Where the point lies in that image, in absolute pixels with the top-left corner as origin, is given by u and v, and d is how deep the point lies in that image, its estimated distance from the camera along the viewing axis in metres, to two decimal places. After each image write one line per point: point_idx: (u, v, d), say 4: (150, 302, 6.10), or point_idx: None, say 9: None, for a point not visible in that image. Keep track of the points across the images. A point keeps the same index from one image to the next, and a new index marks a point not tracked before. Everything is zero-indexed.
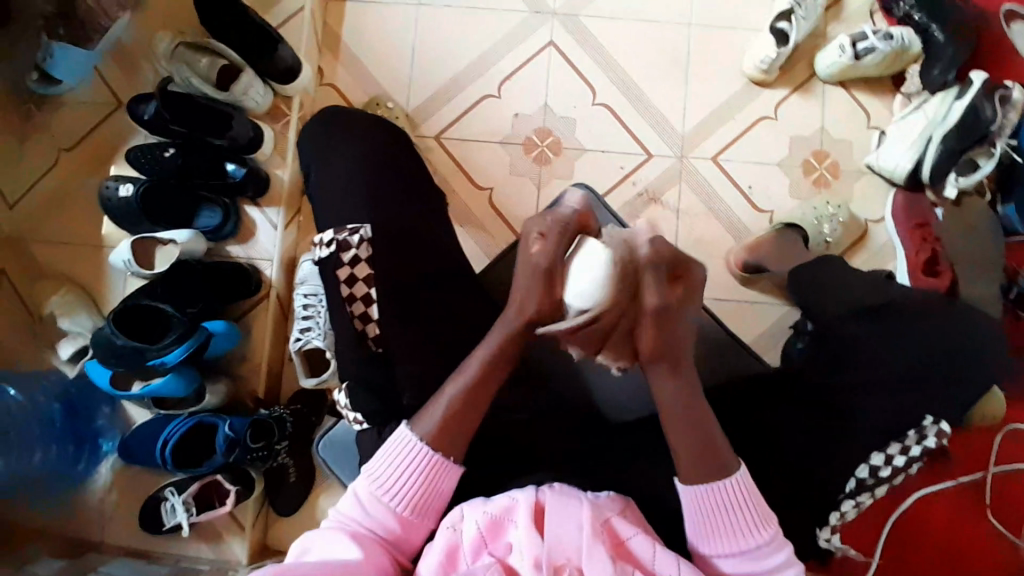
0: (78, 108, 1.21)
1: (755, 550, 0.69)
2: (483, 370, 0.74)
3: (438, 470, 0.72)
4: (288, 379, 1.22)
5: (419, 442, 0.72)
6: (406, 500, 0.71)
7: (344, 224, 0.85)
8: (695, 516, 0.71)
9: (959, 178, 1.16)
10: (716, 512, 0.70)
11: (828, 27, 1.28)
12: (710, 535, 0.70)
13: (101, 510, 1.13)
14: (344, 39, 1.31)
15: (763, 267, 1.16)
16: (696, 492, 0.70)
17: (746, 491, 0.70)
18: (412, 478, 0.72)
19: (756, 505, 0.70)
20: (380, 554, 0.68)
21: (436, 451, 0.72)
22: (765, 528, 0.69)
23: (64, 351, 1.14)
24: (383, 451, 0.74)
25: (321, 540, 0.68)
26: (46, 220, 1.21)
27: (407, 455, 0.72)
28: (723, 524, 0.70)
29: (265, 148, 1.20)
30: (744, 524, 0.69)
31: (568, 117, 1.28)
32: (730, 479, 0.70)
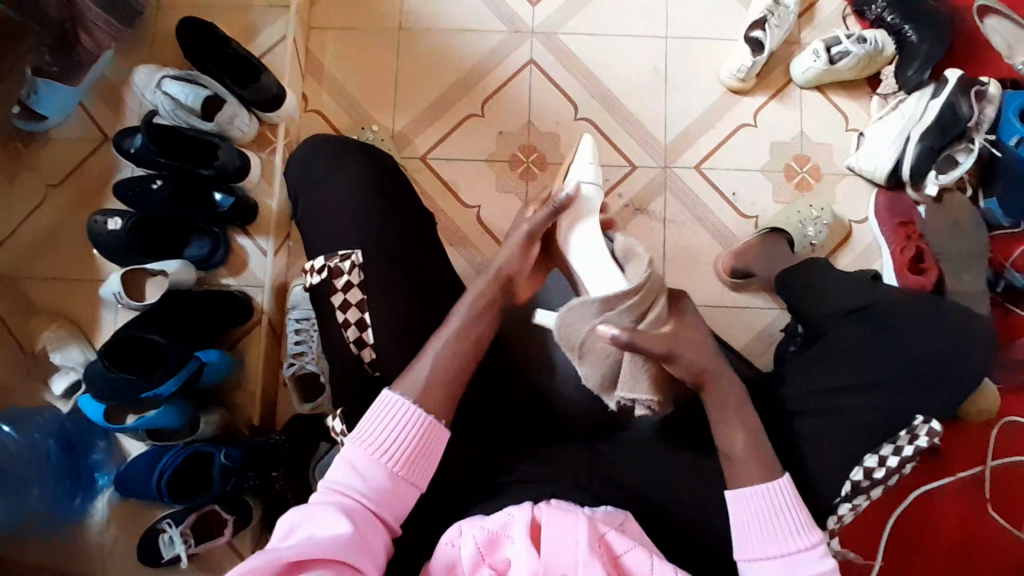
0: (66, 144, 1.24)
1: (803, 553, 0.70)
2: (457, 329, 0.76)
3: (429, 436, 0.71)
4: (283, 404, 1.21)
5: (409, 406, 0.71)
6: (396, 467, 0.69)
7: (336, 250, 0.85)
8: (743, 522, 0.72)
9: (940, 176, 1.18)
10: (765, 515, 0.71)
11: (802, 34, 1.30)
12: (757, 540, 0.71)
13: (97, 548, 1.12)
14: (327, 65, 1.33)
15: (751, 272, 1.18)
16: (745, 494, 0.72)
17: (794, 497, 0.72)
18: (404, 442, 0.70)
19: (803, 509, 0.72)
20: (368, 527, 0.66)
21: (429, 417, 0.71)
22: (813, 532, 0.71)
23: (55, 387, 1.13)
24: (374, 418, 0.71)
25: (311, 515, 0.65)
26: (33, 258, 1.21)
27: (397, 421, 0.70)
28: (773, 529, 0.71)
29: (252, 176, 1.21)
30: (793, 528, 0.70)
31: (551, 133, 1.29)
32: (779, 481, 0.72)
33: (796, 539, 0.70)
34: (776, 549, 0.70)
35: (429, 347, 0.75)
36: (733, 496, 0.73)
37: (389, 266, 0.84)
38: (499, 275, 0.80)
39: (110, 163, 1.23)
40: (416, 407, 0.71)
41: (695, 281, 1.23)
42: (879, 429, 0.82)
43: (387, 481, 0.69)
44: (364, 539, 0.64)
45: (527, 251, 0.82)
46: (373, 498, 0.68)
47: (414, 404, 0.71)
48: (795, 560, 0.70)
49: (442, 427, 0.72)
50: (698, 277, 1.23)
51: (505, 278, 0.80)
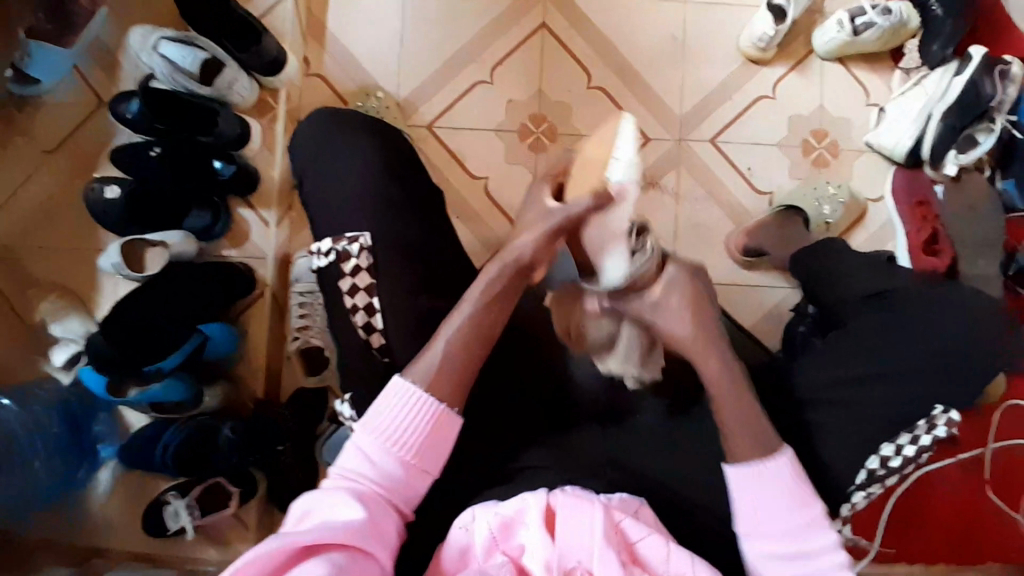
0: (59, 108, 1.19)
1: (806, 529, 0.70)
2: (465, 326, 0.73)
3: (442, 423, 0.70)
4: (288, 378, 1.19)
5: (421, 394, 0.70)
6: (409, 454, 0.69)
7: (343, 233, 0.82)
8: (745, 499, 0.70)
9: (960, 155, 1.15)
10: (768, 494, 0.70)
11: (825, 2, 1.25)
12: (762, 518, 0.70)
13: (102, 517, 1.13)
14: (329, 26, 1.27)
15: (764, 251, 1.16)
16: (747, 472, 0.70)
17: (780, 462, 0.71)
18: (416, 429, 0.69)
19: (803, 482, 0.71)
20: (381, 513, 0.66)
21: (440, 403, 0.70)
22: (814, 506, 0.70)
23: (55, 358, 1.11)
24: (387, 405, 0.70)
25: (324, 501, 0.65)
26: (28, 226, 1.18)
27: (410, 409, 0.69)
28: (775, 507, 0.70)
29: (253, 143, 1.18)
30: (795, 504, 0.70)
31: (562, 102, 1.25)
32: (780, 458, 0.70)
33: (799, 515, 0.70)
34: (781, 526, 0.69)
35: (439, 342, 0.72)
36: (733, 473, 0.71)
37: (399, 245, 0.82)
38: (514, 263, 0.75)
39: (105, 128, 1.20)
40: (425, 393, 0.70)
41: (706, 260, 1.20)
42: (895, 418, 0.81)
43: (399, 468, 0.68)
44: (376, 524, 0.64)
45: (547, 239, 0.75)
46: (385, 484, 0.68)
47: (423, 391, 0.70)
48: (799, 536, 0.70)
49: (454, 413, 0.71)
50: (709, 255, 1.21)
51: (522, 266, 0.75)
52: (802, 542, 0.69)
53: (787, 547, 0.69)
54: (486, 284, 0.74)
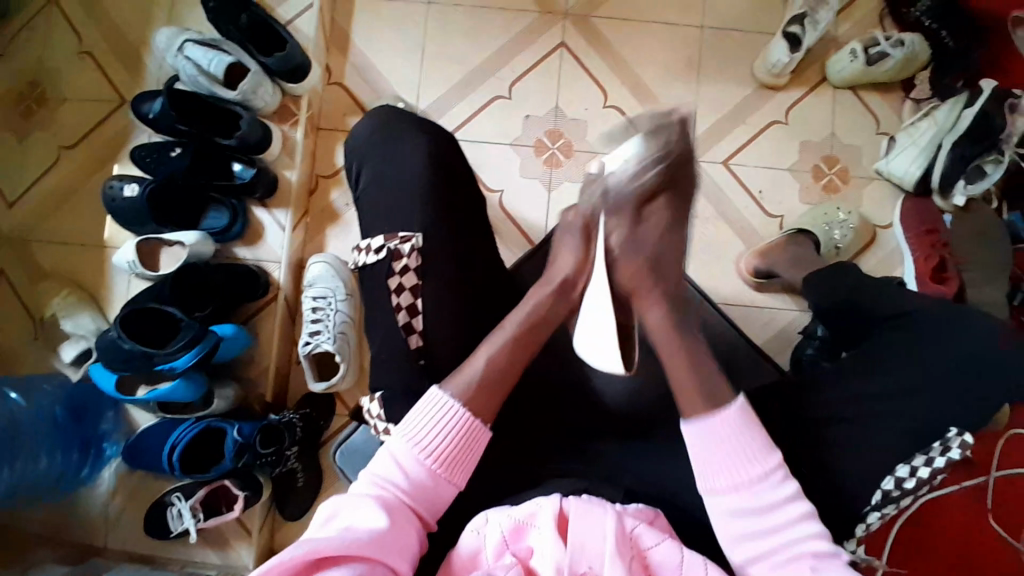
0: (81, 109, 1.23)
1: (764, 479, 0.69)
2: (506, 343, 0.75)
3: (474, 435, 0.71)
4: (296, 381, 1.21)
5: (457, 406, 0.71)
6: (438, 464, 0.69)
7: (395, 231, 0.84)
8: (699, 455, 0.71)
9: (968, 186, 1.17)
10: (720, 448, 0.70)
11: (839, 32, 1.28)
12: (718, 471, 0.70)
13: (105, 516, 1.12)
14: (352, 37, 1.29)
15: (775, 273, 1.17)
16: (695, 430, 0.71)
17: (747, 422, 0.71)
18: (446, 439, 0.70)
19: (754, 432, 0.70)
20: (404, 520, 0.65)
21: (475, 416, 0.71)
22: (772, 457, 0.69)
23: (66, 354, 1.13)
24: (419, 418, 0.70)
25: (348, 507, 0.64)
26: (47, 222, 1.21)
27: (441, 418, 0.70)
28: (733, 457, 0.70)
29: (272, 149, 1.17)
30: (748, 455, 0.70)
31: (578, 119, 1.27)
32: (727, 412, 0.71)
33: (754, 472, 0.69)
34: (740, 477, 0.69)
35: (481, 352, 0.74)
36: (687, 429, 0.72)
37: (421, 252, 0.83)
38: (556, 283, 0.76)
39: (126, 127, 1.22)
40: (463, 409, 0.71)
41: (719, 279, 1.22)
42: (912, 441, 0.81)
43: (428, 477, 0.68)
44: (400, 533, 0.64)
45: (584, 257, 0.75)
46: (412, 494, 0.67)
47: (462, 406, 0.71)
48: (758, 489, 0.69)
49: (487, 431, 0.72)
50: (721, 275, 1.22)
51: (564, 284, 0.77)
52: (762, 493, 0.69)
53: (747, 503, 0.69)
54: (537, 304, 0.76)
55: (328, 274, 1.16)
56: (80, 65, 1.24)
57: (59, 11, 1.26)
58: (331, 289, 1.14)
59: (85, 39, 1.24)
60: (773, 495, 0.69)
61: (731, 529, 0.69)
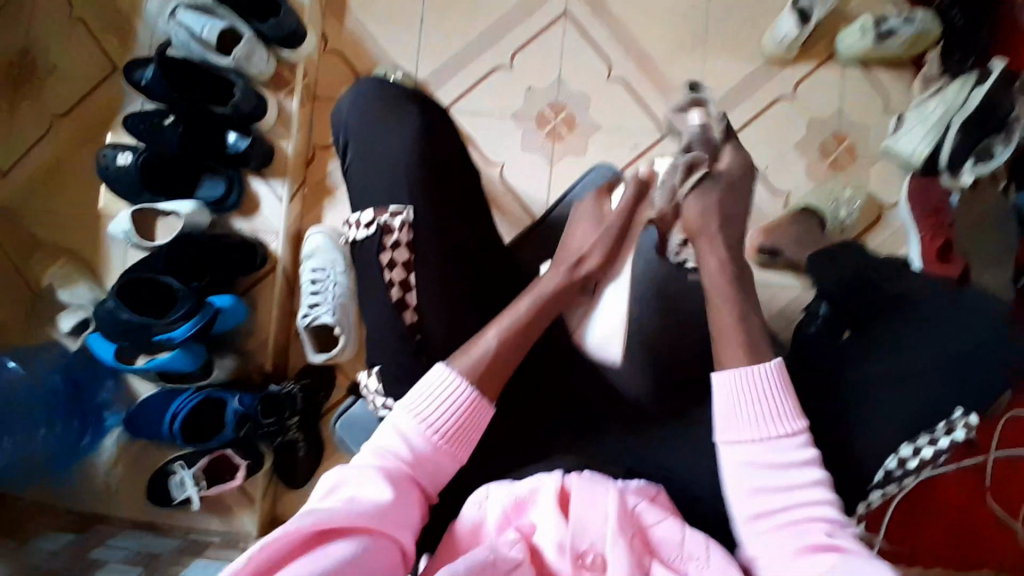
0: (77, 76, 1.20)
1: (787, 437, 0.69)
2: (513, 324, 0.75)
3: (477, 412, 0.71)
4: (296, 353, 1.19)
5: (461, 382, 0.70)
6: (442, 441, 0.68)
7: (386, 205, 0.82)
8: (730, 404, 0.71)
9: (978, 164, 1.13)
10: (753, 400, 0.70)
11: (850, 5, 1.25)
12: (745, 421, 0.69)
13: (105, 486, 1.12)
14: (351, 3, 1.26)
15: (781, 252, 1.13)
16: (735, 374, 0.71)
17: (781, 380, 0.71)
18: (450, 415, 0.69)
19: (790, 391, 0.71)
20: (409, 495, 0.65)
21: (478, 394, 0.71)
22: (798, 419, 0.69)
23: (65, 323, 1.12)
24: (426, 394, 0.70)
25: (353, 478, 0.64)
26: (41, 189, 1.19)
27: (446, 394, 0.70)
28: (761, 414, 0.69)
29: (267, 118, 1.16)
30: (781, 411, 0.69)
31: (581, 92, 1.24)
32: (768, 365, 0.71)
33: (779, 427, 0.69)
34: (767, 430, 0.69)
35: (493, 331, 0.74)
36: (720, 377, 0.72)
37: (422, 225, 0.81)
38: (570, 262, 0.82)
39: (120, 95, 1.20)
40: (469, 386, 0.71)
41: (722, 256, 1.21)
42: (914, 421, 0.81)
43: (431, 451, 0.68)
44: (403, 507, 0.63)
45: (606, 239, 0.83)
46: (416, 469, 0.67)
47: (466, 383, 0.71)
48: (784, 446, 0.68)
49: (489, 408, 0.72)
50: (725, 252, 1.21)
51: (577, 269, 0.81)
52: (783, 450, 0.68)
53: (766, 457, 0.68)
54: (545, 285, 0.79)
55: (327, 247, 1.15)
56: (71, 31, 1.21)
57: None
58: (330, 262, 1.13)
59: (77, 4, 1.21)
60: (793, 457, 0.68)
61: (745, 472, 0.68)
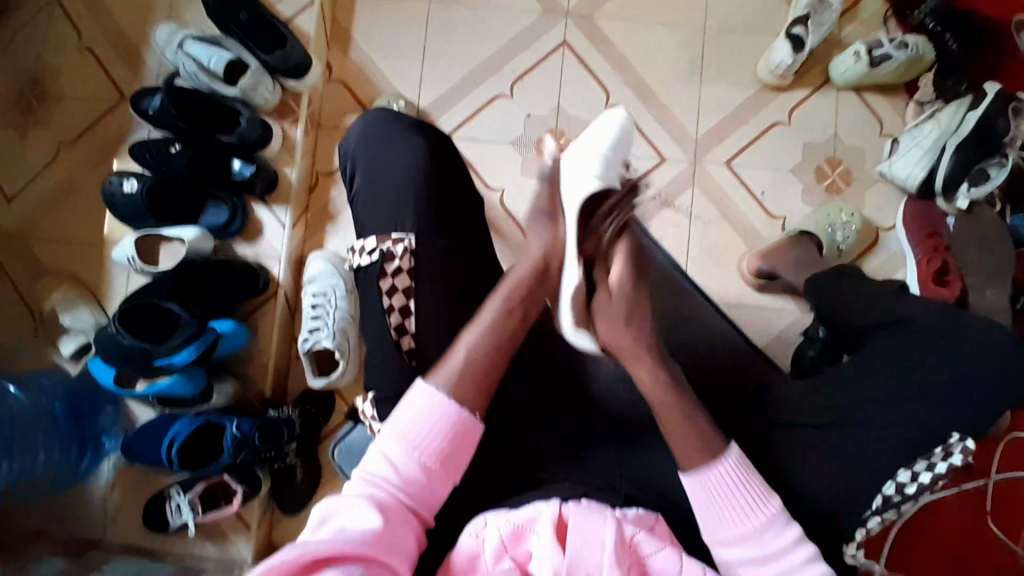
0: (84, 105, 1.23)
1: (769, 529, 0.69)
2: (492, 321, 0.74)
3: (465, 428, 0.70)
4: (295, 379, 1.20)
5: (443, 398, 0.70)
6: (432, 461, 0.69)
7: (387, 232, 0.84)
8: (705, 504, 0.70)
9: (971, 189, 1.15)
10: (723, 497, 0.69)
11: (843, 33, 1.27)
12: (719, 527, 0.69)
13: (101, 512, 1.12)
14: (355, 34, 1.29)
15: (777, 274, 1.15)
16: (695, 482, 0.70)
17: (745, 470, 0.70)
18: (437, 434, 0.69)
19: (754, 478, 0.70)
20: (401, 522, 0.65)
21: (463, 409, 0.70)
22: (774, 504, 0.69)
23: (65, 348, 1.13)
24: (410, 413, 0.70)
25: (345, 507, 0.65)
26: (45, 214, 1.21)
27: (430, 413, 0.70)
28: (736, 510, 0.69)
29: (272, 145, 1.19)
30: (751, 504, 0.69)
31: (580, 118, 1.26)
32: (724, 461, 0.70)
33: (759, 517, 0.69)
34: (740, 530, 0.69)
35: (466, 336, 0.73)
36: (687, 482, 0.70)
37: (420, 252, 0.83)
38: (537, 259, 0.77)
39: (127, 123, 1.22)
40: (448, 399, 0.70)
41: (720, 280, 1.22)
42: (912, 446, 0.80)
43: (420, 472, 0.68)
44: (395, 534, 0.64)
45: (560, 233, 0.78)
46: (407, 495, 0.67)
47: (448, 397, 0.70)
48: (760, 540, 0.69)
49: (477, 421, 0.71)
50: (722, 275, 1.22)
51: (542, 264, 0.77)
52: (767, 542, 0.69)
53: (750, 552, 0.69)
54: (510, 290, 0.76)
55: (328, 272, 1.16)
56: (81, 61, 1.24)
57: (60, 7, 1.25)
58: (331, 287, 1.14)
59: (88, 36, 1.24)
60: (777, 547, 0.68)
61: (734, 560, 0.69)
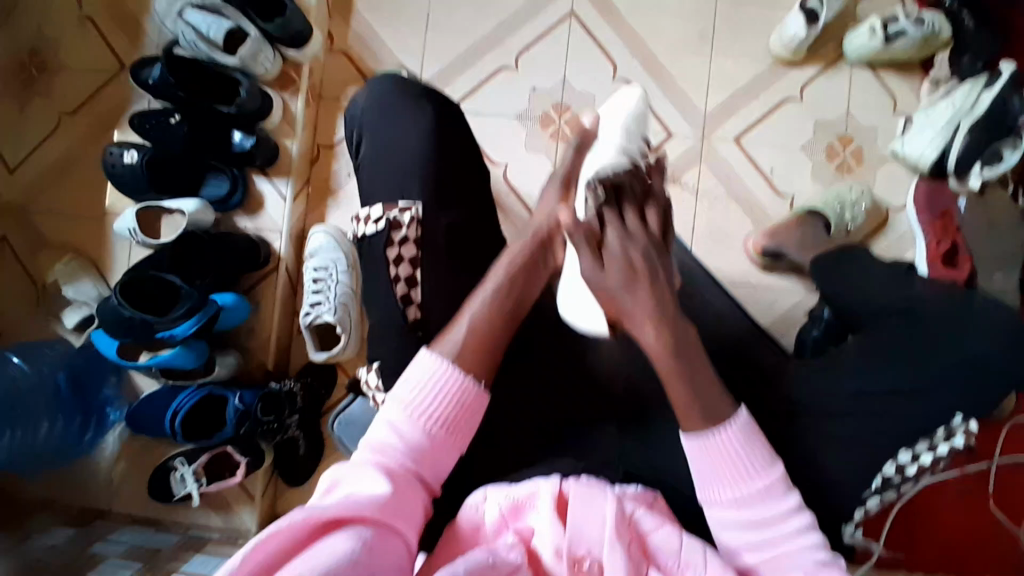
0: (85, 74, 1.21)
1: (766, 492, 0.65)
2: (493, 299, 0.74)
3: (470, 394, 0.70)
4: (297, 353, 1.20)
5: (447, 364, 0.70)
6: (437, 428, 0.68)
7: (396, 200, 0.83)
8: (705, 466, 0.66)
9: (984, 169, 1.13)
10: (722, 457, 0.66)
11: (858, 6, 1.24)
12: (719, 482, 0.66)
13: (108, 482, 1.14)
14: (357, 3, 1.26)
15: (783, 253, 1.14)
16: (699, 442, 0.66)
17: (749, 434, 0.66)
18: (442, 400, 0.69)
19: (759, 442, 0.67)
20: (409, 488, 0.64)
21: (466, 375, 0.70)
22: (774, 469, 0.66)
23: (67, 319, 1.14)
24: (413, 381, 0.70)
25: (351, 475, 0.64)
26: (47, 185, 1.20)
27: (434, 380, 0.70)
28: (732, 471, 0.65)
29: (271, 118, 1.17)
30: (753, 467, 0.66)
31: (586, 92, 1.24)
32: (729, 426, 0.66)
33: (757, 480, 0.65)
34: (743, 490, 0.65)
35: (475, 306, 0.73)
36: (687, 443, 0.67)
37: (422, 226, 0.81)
38: (539, 231, 0.77)
39: (126, 93, 1.21)
40: (452, 364, 0.70)
41: (726, 259, 1.21)
42: (914, 426, 0.80)
43: (425, 439, 0.68)
44: (403, 500, 0.63)
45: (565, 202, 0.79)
46: (413, 462, 0.67)
47: (451, 365, 0.70)
48: (765, 500, 0.65)
49: (481, 388, 0.71)
50: (728, 255, 1.21)
51: (544, 235, 0.77)
52: (764, 506, 0.65)
53: (745, 516, 0.65)
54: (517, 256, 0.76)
55: (330, 246, 1.15)
56: (81, 29, 1.22)
57: None
58: (333, 261, 1.13)
59: (87, 3, 1.22)
60: (773, 513, 0.65)
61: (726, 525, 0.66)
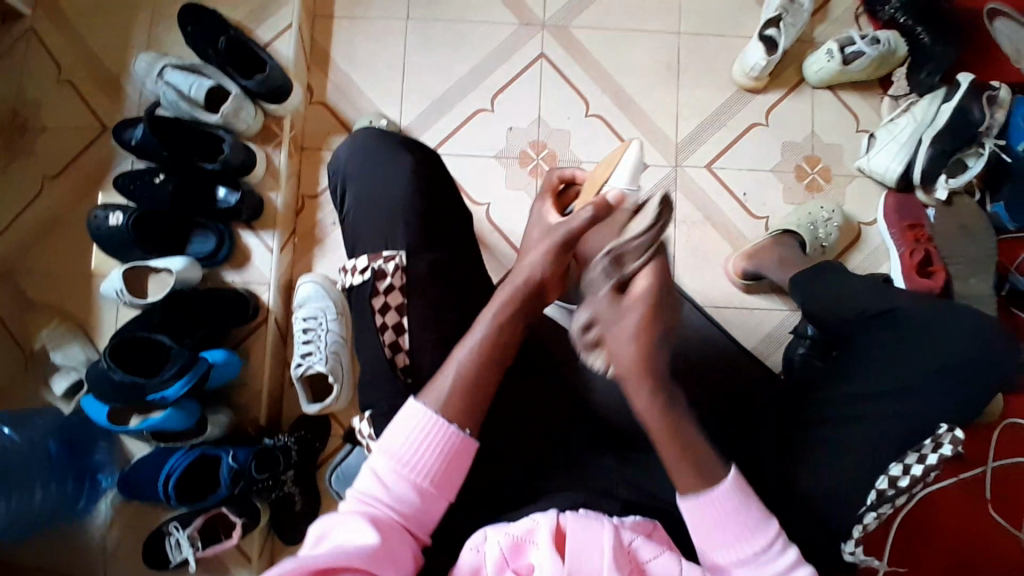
0: (66, 139, 1.23)
1: (765, 551, 0.67)
2: (482, 341, 0.72)
3: (455, 446, 0.70)
4: (290, 404, 1.20)
5: (431, 417, 0.70)
6: (424, 481, 0.69)
7: (377, 251, 0.85)
8: (703, 528, 0.67)
9: (949, 180, 1.18)
10: (718, 519, 0.67)
11: (815, 32, 1.29)
12: (724, 546, 0.67)
13: (102, 549, 1.11)
14: (332, 55, 1.30)
15: (762, 275, 1.17)
16: (694, 504, 0.67)
17: (741, 493, 0.68)
18: (426, 453, 0.69)
19: (751, 500, 0.68)
20: (393, 540, 0.65)
21: (451, 426, 0.69)
22: (768, 528, 0.67)
23: (56, 387, 1.12)
24: (403, 432, 0.70)
25: (340, 525, 0.66)
26: (30, 250, 1.20)
27: (421, 432, 0.69)
28: (733, 533, 0.67)
29: (256, 171, 1.18)
30: (748, 526, 0.67)
31: (562, 129, 1.27)
32: (723, 486, 0.67)
33: (757, 540, 0.67)
34: (745, 552, 0.66)
35: (460, 353, 0.72)
36: (684, 504, 0.68)
37: (409, 274, 0.83)
38: (526, 281, 0.73)
39: (107, 155, 1.22)
40: (437, 416, 0.69)
41: (708, 283, 1.23)
42: (903, 438, 0.80)
43: (412, 491, 0.68)
44: (386, 552, 0.64)
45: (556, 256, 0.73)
46: (400, 513, 0.68)
47: (436, 417, 0.69)
48: (765, 557, 0.67)
49: (468, 438, 0.70)
50: (710, 279, 1.23)
51: (533, 286, 0.73)
52: (765, 565, 0.67)
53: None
54: (498, 310, 0.73)
55: (319, 293, 1.16)
56: (60, 93, 1.24)
57: (35, 40, 1.25)
58: (322, 309, 1.14)
59: (65, 68, 1.24)
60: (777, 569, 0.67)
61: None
